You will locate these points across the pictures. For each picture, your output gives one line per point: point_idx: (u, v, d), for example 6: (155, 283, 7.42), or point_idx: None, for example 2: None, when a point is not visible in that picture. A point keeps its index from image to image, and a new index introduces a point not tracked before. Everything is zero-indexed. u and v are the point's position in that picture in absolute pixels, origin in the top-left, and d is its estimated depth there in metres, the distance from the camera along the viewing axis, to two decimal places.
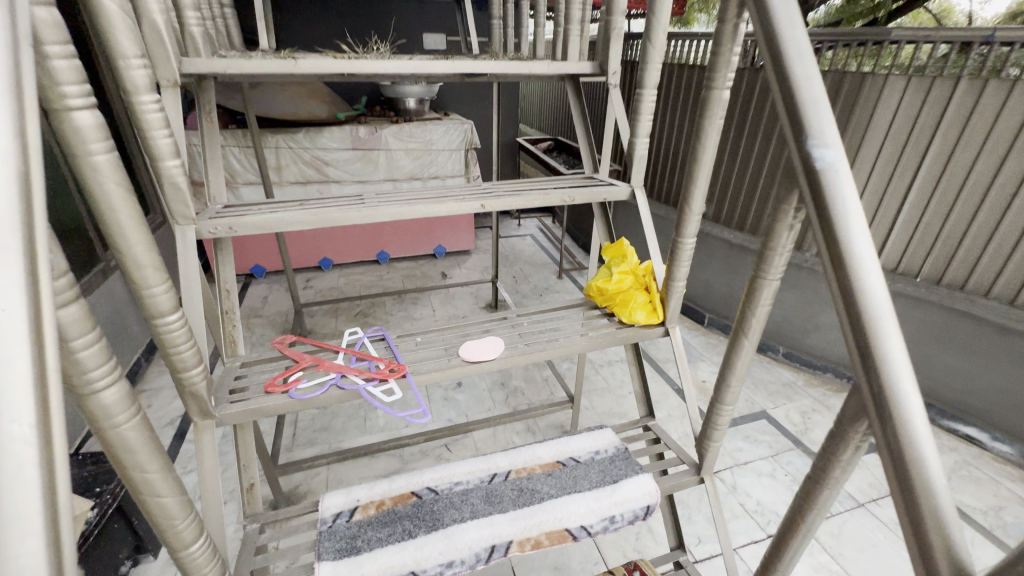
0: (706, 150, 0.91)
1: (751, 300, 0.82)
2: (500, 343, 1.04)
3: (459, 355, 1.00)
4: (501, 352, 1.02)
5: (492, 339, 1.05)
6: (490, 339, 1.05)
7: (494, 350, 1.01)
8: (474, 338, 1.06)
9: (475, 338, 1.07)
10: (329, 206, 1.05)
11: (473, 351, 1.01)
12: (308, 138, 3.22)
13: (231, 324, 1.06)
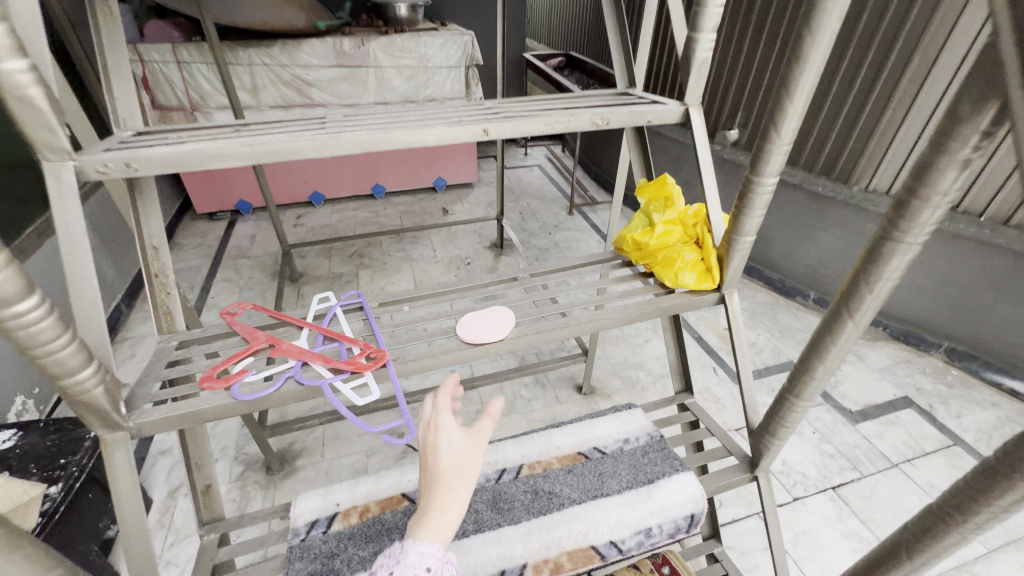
0: (817, 46, 0.61)
1: (871, 262, 0.57)
2: (508, 321, 0.82)
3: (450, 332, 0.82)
4: (505, 334, 0.79)
5: (504, 313, 0.84)
6: (502, 313, 0.85)
7: (497, 331, 0.80)
8: (480, 309, 0.87)
9: (482, 308, 0.88)
10: (274, 131, 0.76)
11: (468, 328, 0.82)
12: (285, 52, 2.80)
13: (166, 289, 0.83)
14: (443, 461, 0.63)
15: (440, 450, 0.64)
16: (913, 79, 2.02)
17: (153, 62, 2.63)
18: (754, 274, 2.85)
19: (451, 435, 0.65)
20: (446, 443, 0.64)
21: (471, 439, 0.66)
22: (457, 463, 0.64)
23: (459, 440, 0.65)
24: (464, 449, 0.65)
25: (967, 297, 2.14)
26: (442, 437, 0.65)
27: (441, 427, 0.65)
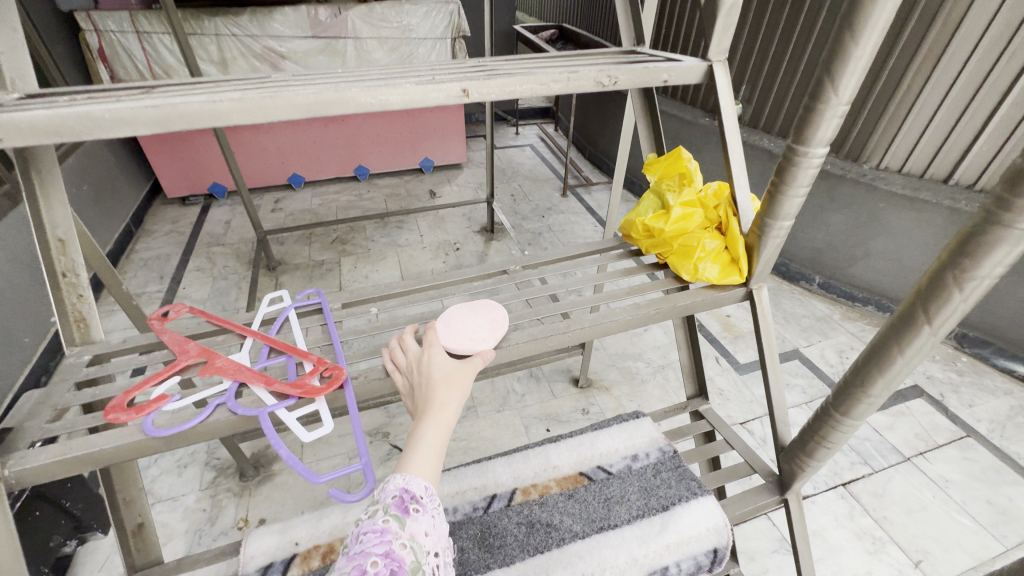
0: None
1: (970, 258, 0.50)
2: (498, 330, 0.69)
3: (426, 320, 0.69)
4: (491, 347, 0.65)
5: (497, 317, 0.72)
6: (494, 316, 0.73)
7: (479, 343, 0.66)
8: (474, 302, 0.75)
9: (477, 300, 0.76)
10: (201, 93, 0.61)
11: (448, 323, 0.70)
12: (256, 23, 2.59)
13: (76, 294, 0.71)
14: (438, 375, 0.59)
15: (433, 369, 0.60)
16: (934, 46, 1.85)
17: (109, 32, 2.40)
18: None
19: (444, 357, 0.61)
20: (441, 363, 0.61)
21: (467, 362, 0.61)
22: (454, 379, 0.59)
23: (455, 363, 0.61)
24: (460, 371, 0.61)
25: None
26: (436, 358, 0.61)
27: (433, 353, 0.62)
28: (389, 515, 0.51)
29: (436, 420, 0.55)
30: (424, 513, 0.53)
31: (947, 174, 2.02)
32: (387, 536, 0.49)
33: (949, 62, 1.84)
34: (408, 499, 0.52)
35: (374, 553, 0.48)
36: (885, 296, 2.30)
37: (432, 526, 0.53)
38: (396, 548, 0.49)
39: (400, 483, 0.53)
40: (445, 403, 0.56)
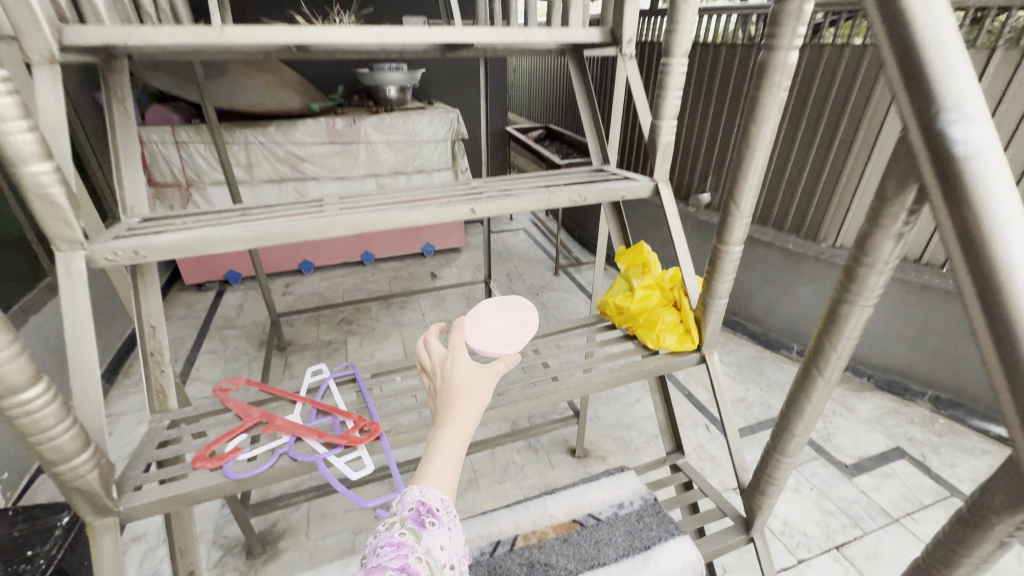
0: (762, 130, 0.70)
1: (830, 332, 0.62)
2: (525, 332, 0.82)
3: (466, 315, 0.84)
4: (515, 349, 0.78)
5: (527, 318, 0.86)
6: (525, 319, 0.86)
7: (507, 342, 0.80)
8: (511, 301, 0.89)
9: (512, 299, 0.89)
10: (276, 217, 0.81)
11: (484, 322, 0.85)
12: (281, 132, 2.96)
13: (159, 369, 0.85)
14: (459, 384, 0.59)
15: (455, 377, 0.60)
16: (863, 144, 2.20)
17: (152, 143, 2.75)
18: (738, 328, 2.92)
19: (467, 364, 0.62)
20: (462, 371, 0.61)
21: (490, 369, 0.62)
22: (475, 388, 0.60)
23: (477, 368, 0.61)
24: (481, 380, 0.61)
25: (942, 345, 2.22)
26: (458, 364, 0.62)
27: (456, 359, 0.62)
28: (405, 529, 0.52)
29: (453, 432, 0.56)
30: (440, 526, 0.53)
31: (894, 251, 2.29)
32: (402, 550, 0.51)
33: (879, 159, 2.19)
34: (424, 512, 0.53)
35: (390, 568, 0.49)
36: (858, 361, 2.52)
37: (448, 539, 0.54)
38: (411, 563, 0.50)
39: (417, 496, 0.54)
40: (462, 414, 0.57)
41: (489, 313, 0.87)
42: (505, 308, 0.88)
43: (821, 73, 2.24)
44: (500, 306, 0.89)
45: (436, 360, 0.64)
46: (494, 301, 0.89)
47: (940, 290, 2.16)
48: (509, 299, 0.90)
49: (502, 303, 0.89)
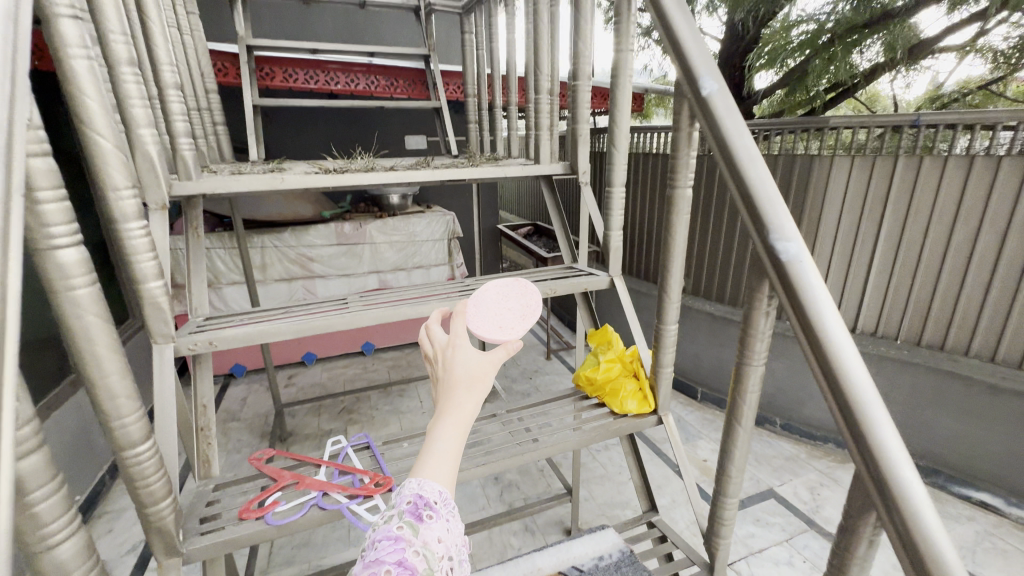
0: (675, 239, 0.94)
1: (739, 386, 0.82)
2: (529, 320, 0.77)
3: (468, 298, 0.78)
4: (517, 337, 0.74)
5: (532, 303, 0.80)
6: (530, 303, 0.80)
7: (509, 330, 0.75)
8: (516, 282, 0.81)
9: (519, 282, 0.82)
10: (313, 313, 1.04)
11: (487, 306, 0.78)
12: (295, 236, 3.29)
13: (207, 442, 1.00)
14: (459, 375, 0.59)
15: (456, 366, 0.60)
16: (807, 234, 2.62)
17: None
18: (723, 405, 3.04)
19: (468, 353, 0.61)
20: (463, 362, 0.60)
21: (489, 358, 0.60)
22: (475, 379, 0.59)
23: (478, 358, 0.61)
24: (481, 369, 0.60)
25: (910, 413, 2.37)
26: (460, 354, 0.61)
27: (458, 348, 0.62)
28: (403, 522, 0.53)
29: (452, 425, 0.57)
30: (437, 519, 0.54)
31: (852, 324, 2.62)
32: (401, 544, 0.52)
33: (821, 247, 2.60)
34: (422, 505, 0.54)
35: (387, 562, 0.50)
36: None
37: (445, 531, 0.54)
38: (408, 556, 0.51)
39: (416, 490, 0.55)
40: (461, 406, 0.58)
41: (492, 295, 0.79)
42: (509, 290, 0.81)
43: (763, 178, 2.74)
44: (504, 287, 0.81)
45: (437, 346, 0.64)
46: (498, 282, 0.81)
47: (898, 361, 2.35)
48: (514, 281, 0.82)
49: (506, 284, 0.81)
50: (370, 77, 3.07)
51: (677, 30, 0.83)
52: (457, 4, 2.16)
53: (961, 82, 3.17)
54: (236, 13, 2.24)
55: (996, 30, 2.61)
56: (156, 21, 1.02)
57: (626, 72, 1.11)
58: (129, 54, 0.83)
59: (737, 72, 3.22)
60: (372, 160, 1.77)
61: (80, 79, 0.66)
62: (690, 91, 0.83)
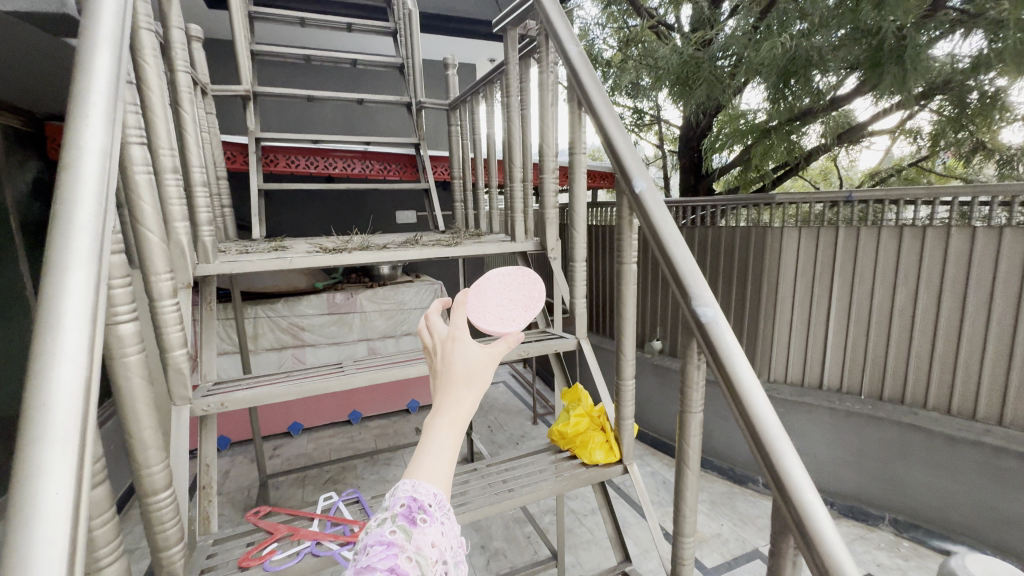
0: (627, 306, 1.12)
1: (683, 431, 0.96)
2: (530, 312, 0.78)
3: (470, 287, 0.78)
4: (518, 330, 0.75)
5: (534, 293, 0.81)
6: (531, 294, 0.81)
7: (510, 322, 0.77)
8: (518, 271, 0.81)
9: (521, 269, 0.81)
10: (313, 377, 1.17)
11: (489, 296, 0.79)
12: (287, 306, 3.42)
13: (207, 500, 1.08)
14: (458, 370, 0.59)
15: (455, 361, 0.59)
16: (768, 297, 2.87)
17: None
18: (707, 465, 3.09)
19: (468, 348, 0.61)
20: (461, 357, 0.60)
21: (489, 352, 0.61)
22: (474, 374, 0.59)
23: (477, 353, 0.60)
24: (480, 363, 0.60)
25: (881, 468, 2.47)
26: (459, 348, 0.61)
27: (457, 342, 0.61)
28: (396, 526, 0.52)
29: (449, 421, 0.57)
30: (432, 523, 0.53)
31: (818, 380, 2.80)
32: (393, 550, 0.50)
33: (781, 308, 2.84)
34: (415, 508, 0.53)
35: (378, 569, 0.48)
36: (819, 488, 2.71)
37: (439, 536, 0.52)
38: (400, 563, 0.49)
39: (409, 493, 0.54)
40: (459, 402, 0.57)
41: (494, 285, 0.79)
42: (511, 280, 0.81)
43: (725, 246, 3.04)
44: (507, 275, 0.81)
45: (437, 339, 0.63)
46: (501, 270, 0.81)
47: (863, 415, 2.49)
48: (517, 270, 0.81)
49: (508, 273, 0.81)
50: (365, 161, 3.38)
51: (615, 144, 1.08)
52: (444, 103, 2.48)
53: (893, 161, 3.57)
54: (246, 111, 2.53)
55: (915, 118, 3.02)
56: (191, 133, 1.23)
57: (580, 169, 1.35)
58: (172, 164, 1.02)
59: (695, 154, 3.61)
60: (366, 238, 1.97)
61: (140, 189, 0.84)
62: (626, 188, 1.04)
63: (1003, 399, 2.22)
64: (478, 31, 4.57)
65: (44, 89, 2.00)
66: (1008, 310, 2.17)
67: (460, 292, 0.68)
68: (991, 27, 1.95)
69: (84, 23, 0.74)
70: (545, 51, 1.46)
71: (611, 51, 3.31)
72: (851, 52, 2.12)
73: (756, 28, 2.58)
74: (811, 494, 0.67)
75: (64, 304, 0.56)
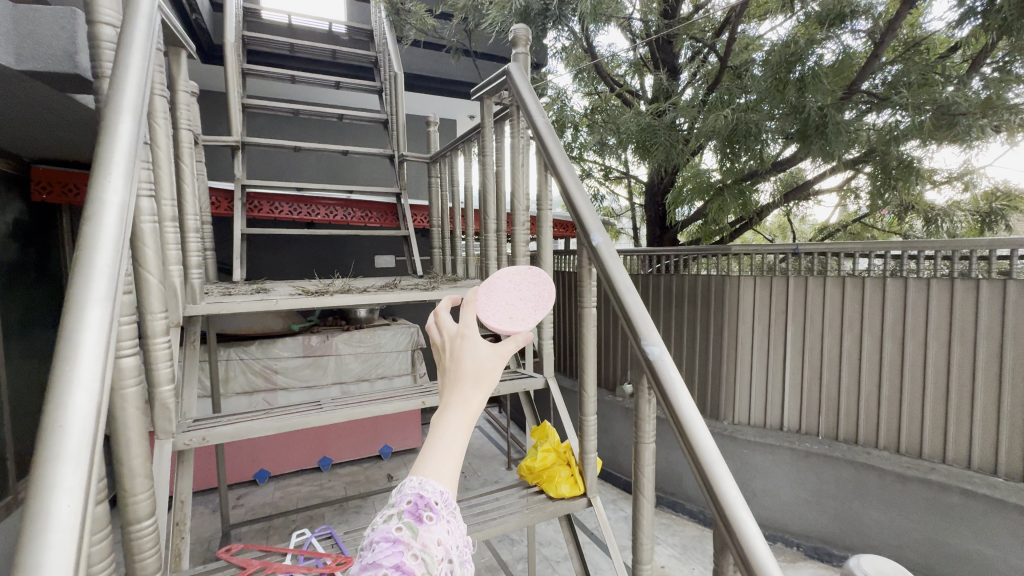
0: (588, 347, 1.24)
1: (638, 461, 1.05)
2: (541, 311, 0.80)
3: (480, 285, 0.78)
4: (528, 329, 0.76)
5: (544, 292, 0.82)
6: (541, 294, 0.82)
7: (520, 321, 0.78)
8: (528, 270, 0.82)
9: (530, 269, 0.83)
10: (293, 413, 1.23)
11: (499, 294, 0.79)
12: (261, 348, 3.41)
13: (179, 536, 1.09)
14: (468, 368, 0.65)
15: (464, 358, 0.65)
16: (729, 341, 3.04)
17: None
18: (678, 508, 3.13)
19: (478, 346, 0.66)
20: (471, 356, 0.65)
21: (498, 352, 0.66)
22: (483, 373, 0.65)
23: (485, 352, 0.66)
24: (487, 361, 0.66)
25: (841, 507, 2.59)
26: (469, 346, 0.66)
27: (467, 338, 0.67)
28: (402, 524, 0.54)
29: (458, 417, 0.63)
30: (437, 520, 0.56)
31: (779, 422, 2.93)
32: (399, 546, 0.52)
33: (741, 353, 3.00)
34: (422, 506, 0.56)
35: (384, 566, 0.50)
36: (785, 530, 2.79)
37: (445, 534, 0.55)
38: (406, 560, 0.51)
39: (415, 490, 0.57)
40: (468, 398, 0.63)
41: (504, 284, 0.80)
42: (520, 279, 0.82)
43: (688, 293, 3.24)
44: (516, 275, 0.82)
45: (446, 336, 0.68)
46: (511, 269, 0.82)
47: (822, 455, 2.62)
48: (526, 270, 0.82)
49: (518, 272, 0.82)
50: (348, 208, 3.51)
51: (575, 201, 1.22)
52: (426, 156, 2.64)
53: (839, 218, 3.91)
54: (234, 159, 2.64)
55: (856, 179, 3.34)
56: (189, 182, 1.33)
57: (547, 222, 1.50)
58: (173, 214, 1.14)
59: (660, 208, 3.88)
60: (347, 281, 2.06)
61: (144, 237, 0.92)
62: (585, 241, 1.18)
63: (944, 439, 2.39)
64: (459, 91, 4.90)
65: (39, 136, 2.08)
66: (941, 355, 2.37)
67: (472, 288, 0.71)
68: (901, 107, 2.28)
69: (111, 92, 0.83)
70: (516, 118, 1.64)
71: (580, 114, 3.62)
72: (786, 124, 2.41)
73: (705, 102, 2.93)
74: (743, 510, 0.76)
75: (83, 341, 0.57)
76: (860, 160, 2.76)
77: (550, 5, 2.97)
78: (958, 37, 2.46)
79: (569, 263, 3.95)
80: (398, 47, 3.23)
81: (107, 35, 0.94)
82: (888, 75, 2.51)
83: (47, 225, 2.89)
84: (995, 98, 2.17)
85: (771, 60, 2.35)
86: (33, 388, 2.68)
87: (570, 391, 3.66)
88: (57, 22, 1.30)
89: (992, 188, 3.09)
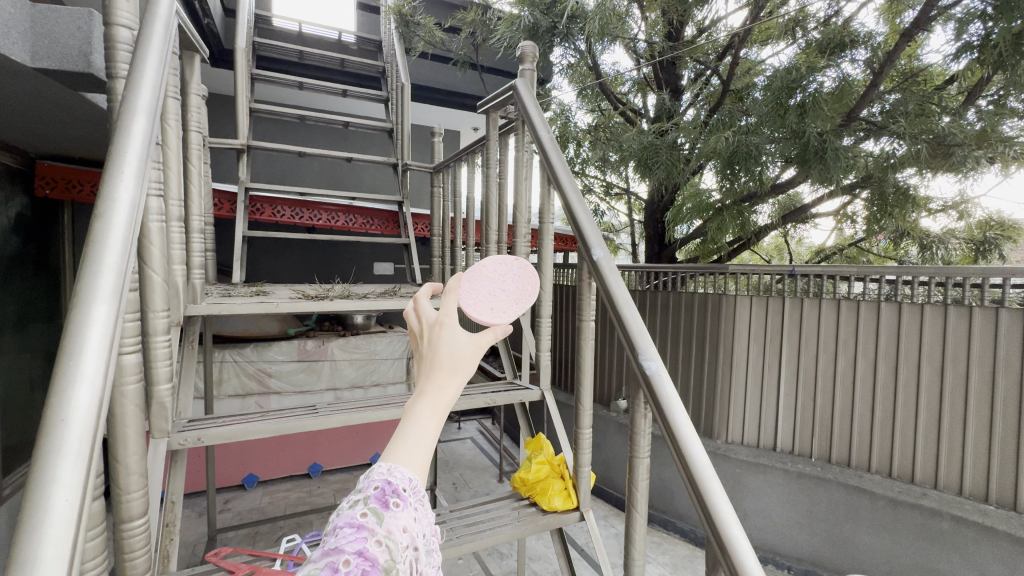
0: (585, 360, 1.26)
1: (633, 475, 1.05)
2: (523, 305, 0.79)
3: (464, 272, 0.78)
4: (507, 322, 0.76)
5: (527, 286, 0.81)
6: (525, 287, 0.82)
7: (500, 312, 0.77)
8: (516, 262, 0.81)
9: (517, 260, 0.81)
10: (289, 416, 1.23)
11: (483, 284, 0.79)
12: (256, 352, 3.39)
13: (167, 538, 1.08)
14: (444, 357, 0.65)
15: (442, 346, 0.66)
16: (725, 359, 3.05)
17: None
18: (670, 527, 3.11)
19: (455, 336, 0.67)
20: (446, 345, 0.66)
21: (475, 341, 0.67)
22: (459, 362, 0.66)
23: (464, 342, 0.67)
24: (465, 350, 0.66)
25: (833, 530, 2.58)
26: (446, 335, 0.67)
27: (446, 327, 0.67)
28: (367, 509, 0.53)
29: (431, 406, 0.63)
30: (404, 508, 0.55)
31: (772, 443, 2.93)
32: (363, 532, 0.51)
33: (736, 372, 3.01)
34: (388, 492, 0.56)
35: (347, 551, 0.49)
36: (776, 552, 2.77)
37: (411, 521, 0.55)
38: (370, 546, 0.51)
39: (383, 476, 0.57)
40: (444, 387, 0.64)
41: (489, 272, 0.80)
42: (505, 270, 0.81)
43: (684, 310, 3.26)
44: (503, 264, 0.81)
45: (425, 323, 0.69)
46: (498, 258, 0.81)
47: (814, 477, 2.63)
48: (512, 260, 0.81)
49: (504, 262, 0.81)
50: (348, 215, 3.55)
51: (577, 216, 1.24)
52: (428, 165, 2.64)
53: (835, 241, 3.97)
54: (239, 161, 2.65)
55: (852, 205, 3.39)
56: (195, 184, 1.35)
57: (548, 234, 1.51)
58: (179, 213, 1.15)
59: (659, 225, 3.93)
60: (347, 286, 2.07)
61: (152, 236, 0.93)
62: (586, 255, 1.20)
63: (935, 465, 2.40)
64: (464, 103, 4.97)
65: (47, 133, 2.11)
66: (934, 381, 2.38)
67: (453, 278, 0.72)
68: (897, 134, 2.34)
69: (125, 94, 0.84)
70: (521, 133, 1.67)
71: (583, 130, 3.68)
72: (786, 147, 2.46)
73: (706, 123, 2.98)
74: (735, 526, 0.76)
75: (89, 335, 0.57)
76: (855, 186, 2.82)
77: (558, 23, 3.04)
78: (953, 70, 2.52)
79: (566, 277, 3.99)
80: (405, 57, 3.26)
81: (123, 37, 0.95)
82: (885, 105, 2.57)
83: (49, 221, 2.90)
84: (989, 130, 2.22)
85: (772, 85, 2.41)
86: (23, 385, 2.66)
87: (565, 404, 3.65)
88: (74, 23, 1.33)
89: (987, 217, 3.12)
